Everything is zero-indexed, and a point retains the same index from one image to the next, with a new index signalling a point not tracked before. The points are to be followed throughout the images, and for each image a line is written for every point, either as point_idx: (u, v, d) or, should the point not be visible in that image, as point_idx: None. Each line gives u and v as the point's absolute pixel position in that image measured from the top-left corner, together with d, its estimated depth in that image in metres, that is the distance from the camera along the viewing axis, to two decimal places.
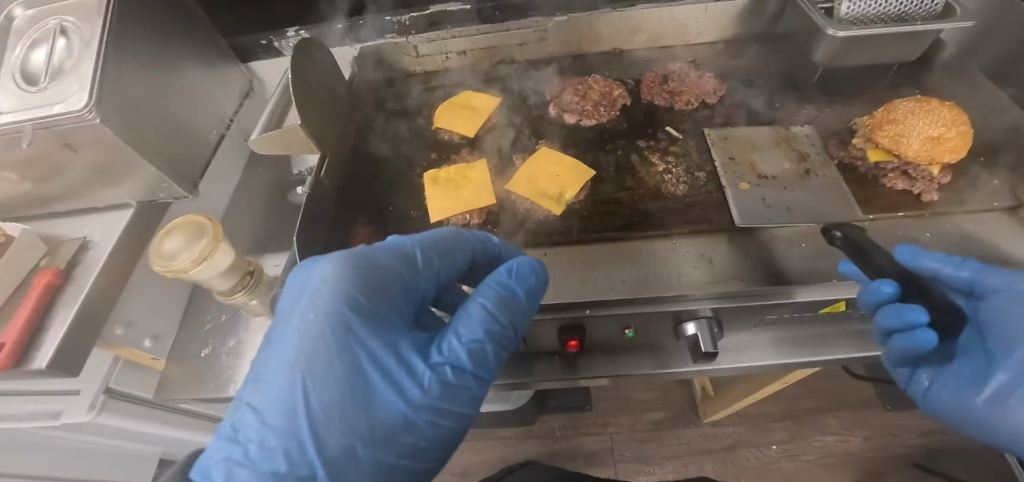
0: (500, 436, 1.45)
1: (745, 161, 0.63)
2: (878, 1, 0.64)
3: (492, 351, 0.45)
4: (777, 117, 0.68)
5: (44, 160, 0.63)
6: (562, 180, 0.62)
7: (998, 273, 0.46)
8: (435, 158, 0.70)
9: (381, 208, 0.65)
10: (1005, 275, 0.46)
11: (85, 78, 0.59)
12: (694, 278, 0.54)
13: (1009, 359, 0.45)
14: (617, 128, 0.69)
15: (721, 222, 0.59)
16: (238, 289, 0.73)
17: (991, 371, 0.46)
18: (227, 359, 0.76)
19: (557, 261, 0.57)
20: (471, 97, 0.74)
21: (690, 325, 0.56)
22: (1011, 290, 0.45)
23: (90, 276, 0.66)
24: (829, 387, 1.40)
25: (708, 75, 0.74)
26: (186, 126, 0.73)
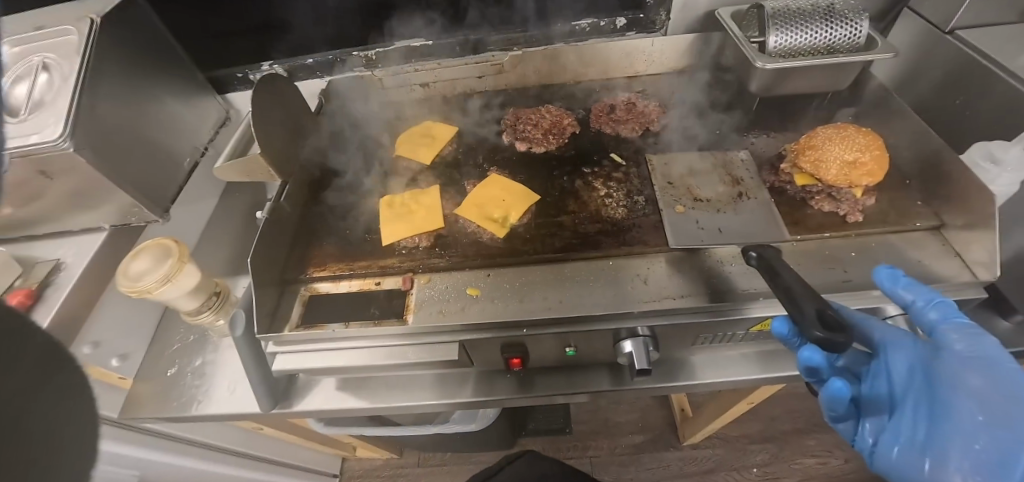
0: (479, 460, 1.45)
1: (682, 185, 0.66)
2: (804, 36, 0.68)
3: None
4: (716, 143, 0.72)
5: (23, 187, 0.66)
6: (507, 204, 0.66)
7: (957, 334, 0.45)
8: (393, 183, 0.74)
9: (338, 232, 0.69)
10: (966, 338, 0.44)
11: (61, 111, 0.63)
12: (627, 297, 0.57)
13: (953, 425, 0.42)
14: (565, 154, 0.73)
15: (656, 243, 0.62)
16: (204, 309, 0.76)
17: (936, 436, 0.43)
18: (192, 378, 0.78)
19: (499, 282, 0.60)
20: (430, 127, 0.79)
21: (626, 343, 0.58)
22: (970, 352, 0.44)
23: (58, 297, 0.69)
24: (808, 408, 1.39)
25: (653, 104, 0.78)
26: (161, 153, 0.78)
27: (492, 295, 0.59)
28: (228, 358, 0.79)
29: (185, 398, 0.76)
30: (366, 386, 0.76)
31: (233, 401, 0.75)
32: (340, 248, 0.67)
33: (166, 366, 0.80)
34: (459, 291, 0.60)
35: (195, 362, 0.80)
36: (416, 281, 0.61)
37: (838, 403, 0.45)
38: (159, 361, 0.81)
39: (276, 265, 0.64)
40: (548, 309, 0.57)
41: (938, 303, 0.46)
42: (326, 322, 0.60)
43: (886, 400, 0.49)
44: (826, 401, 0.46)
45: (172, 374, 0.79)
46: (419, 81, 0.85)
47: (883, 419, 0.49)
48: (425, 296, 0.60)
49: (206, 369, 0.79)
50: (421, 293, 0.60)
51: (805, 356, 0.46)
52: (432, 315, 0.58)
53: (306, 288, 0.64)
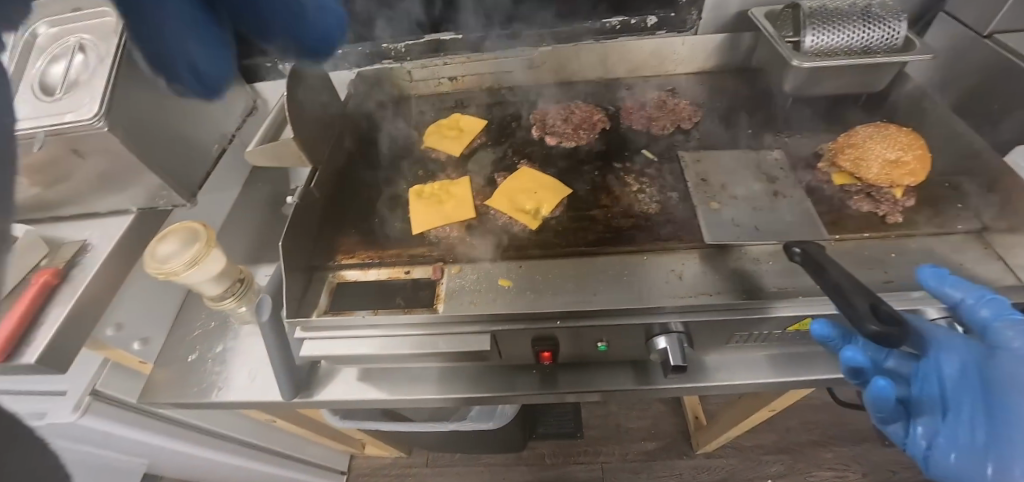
0: (488, 462, 1.43)
1: (716, 182, 0.65)
2: (841, 35, 0.68)
3: None
4: (749, 142, 0.71)
5: (55, 166, 0.67)
6: (539, 196, 0.65)
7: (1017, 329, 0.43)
8: (422, 174, 0.73)
9: (367, 220, 0.68)
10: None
11: (97, 91, 0.64)
12: (662, 292, 0.56)
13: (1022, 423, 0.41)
14: (596, 149, 0.72)
15: (690, 239, 0.61)
16: (227, 295, 0.76)
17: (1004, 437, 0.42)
18: (212, 364, 0.78)
19: (531, 273, 0.59)
20: (459, 119, 0.78)
21: (660, 340, 0.57)
22: None
23: (85, 276, 0.69)
24: (825, 419, 1.36)
25: (684, 102, 0.77)
26: (190, 139, 0.78)
27: (524, 286, 0.58)
28: (249, 346, 0.79)
29: (205, 384, 0.76)
30: (387, 378, 0.74)
31: (253, 389, 0.74)
32: (368, 236, 0.66)
33: (186, 352, 0.80)
34: (490, 281, 0.59)
35: (216, 349, 0.79)
36: (446, 271, 0.61)
37: (885, 403, 0.43)
38: (180, 347, 0.80)
39: (305, 250, 0.63)
40: (582, 302, 0.56)
41: (989, 300, 0.44)
42: (355, 309, 0.59)
43: (940, 401, 0.48)
44: (871, 400, 0.44)
45: (193, 360, 0.78)
46: (448, 74, 0.85)
47: (938, 420, 0.47)
48: (456, 285, 0.59)
49: (227, 356, 0.78)
50: (452, 282, 0.60)
51: (849, 357, 0.45)
52: (463, 304, 0.57)
53: (334, 275, 0.63)
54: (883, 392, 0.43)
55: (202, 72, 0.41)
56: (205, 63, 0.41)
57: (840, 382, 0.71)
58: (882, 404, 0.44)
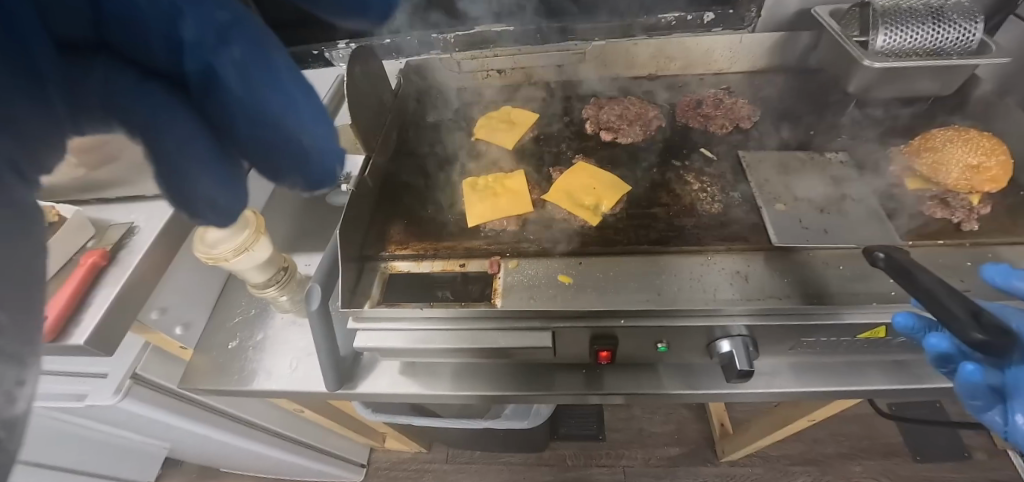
0: (509, 461, 1.42)
1: (780, 183, 0.63)
2: (913, 36, 0.66)
3: (227, 44, 0.31)
4: (811, 144, 0.69)
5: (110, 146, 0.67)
6: (598, 192, 0.64)
7: None
8: (473, 166, 0.72)
9: (419, 211, 0.67)
10: None
11: None
12: (730, 293, 0.54)
13: None
14: (652, 147, 0.71)
15: (756, 240, 0.59)
16: (272, 284, 0.75)
17: None
18: (253, 352, 0.77)
19: (592, 269, 0.58)
20: (509, 113, 0.77)
21: (724, 343, 0.55)
22: None
23: (133, 259, 0.68)
24: (855, 432, 1.32)
25: (741, 101, 0.75)
26: None
27: (586, 283, 0.57)
28: (290, 335, 0.78)
29: (246, 371, 0.75)
30: (429, 373, 0.73)
31: (295, 379, 0.73)
32: (421, 227, 0.65)
33: (226, 339, 0.79)
34: (550, 277, 0.58)
35: (257, 336, 0.79)
36: (504, 264, 0.59)
37: (979, 389, 0.43)
38: (220, 334, 0.80)
39: (359, 238, 0.62)
40: (647, 300, 0.54)
41: None
42: (410, 301, 0.58)
43: None
44: (964, 388, 0.44)
45: (233, 347, 0.78)
46: (497, 66, 0.83)
47: None
48: (514, 280, 0.58)
49: (268, 344, 0.77)
50: (510, 276, 0.58)
51: (935, 344, 0.45)
52: (523, 299, 0.56)
53: (386, 266, 0.62)
54: (974, 378, 0.42)
55: (223, 207, 0.34)
56: (224, 195, 0.34)
57: (900, 394, 0.68)
58: (976, 391, 0.43)
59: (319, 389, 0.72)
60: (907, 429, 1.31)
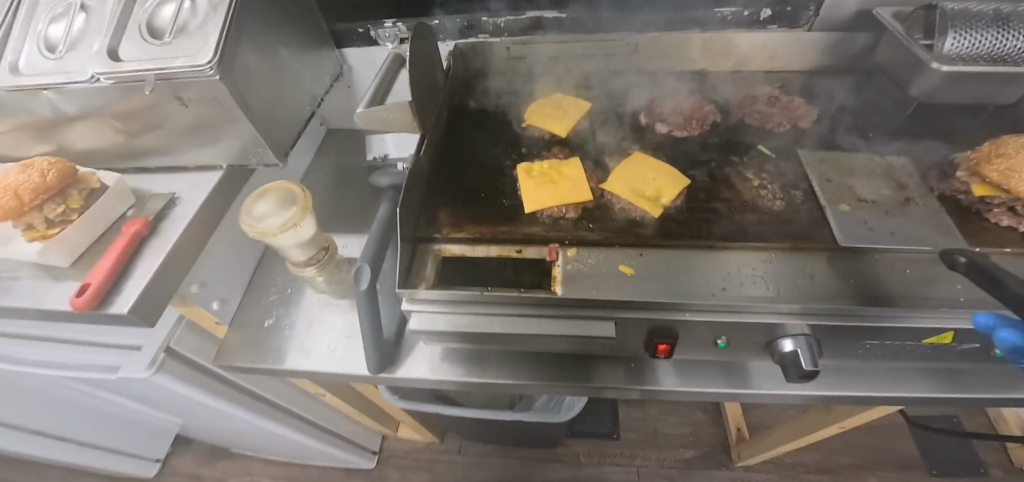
0: (522, 455, 1.41)
1: (842, 184, 0.62)
2: (983, 41, 0.64)
3: None
4: (871, 147, 0.68)
5: (151, 112, 0.68)
6: (659, 183, 0.62)
7: None
8: (525, 152, 0.70)
9: (472, 195, 0.65)
10: None
11: (209, 38, 0.62)
12: (797, 292, 0.53)
13: None
14: (709, 141, 0.69)
15: (821, 239, 0.57)
16: (312, 263, 0.73)
17: None
18: (290, 331, 0.76)
19: (654, 261, 0.57)
20: (560, 100, 0.75)
21: (786, 342, 0.55)
22: None
23: (178, 230, 0.67)
24: (871, 443, 1.30)
25: (798, 100, 0.74)
26: (287, 99, 0.76)
27: (649, 275, 0.55)
28: (327, 316, 0.77)
29: (282, 351, 0.73)
30: (469, 360, 0.72)
31: (334, 359, 0.72)
32: (476, 211, 0.63)
33: (261, 317, 0.78)
34: (611, 267, 0.57)
35: (293, 315, 0.77)
36: (563, 252, 0.58)
37: None
38: (255, 312, 0.78)
39: (414, 219, 0.61)
40: (711, 295, 0.53)
41: None
42: (467, 285, 0.56)
43: None
44: None
45: (268, 325, 0.76)
46: (546, 53, 0.82)
47: None
48: (574, 268, 0.57)
49: (304, 324, 0.76)
50: (569, 265, 0.57)
51: (1004, 338, 0.43)
52: (584, 288, 0.55)
53: (439, 248, 0.60)
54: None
55: None
56: None
57: (950, 404, 0.67)
58: None
59: (358, 371, 0.71)
60: (925, 443, 1.29)
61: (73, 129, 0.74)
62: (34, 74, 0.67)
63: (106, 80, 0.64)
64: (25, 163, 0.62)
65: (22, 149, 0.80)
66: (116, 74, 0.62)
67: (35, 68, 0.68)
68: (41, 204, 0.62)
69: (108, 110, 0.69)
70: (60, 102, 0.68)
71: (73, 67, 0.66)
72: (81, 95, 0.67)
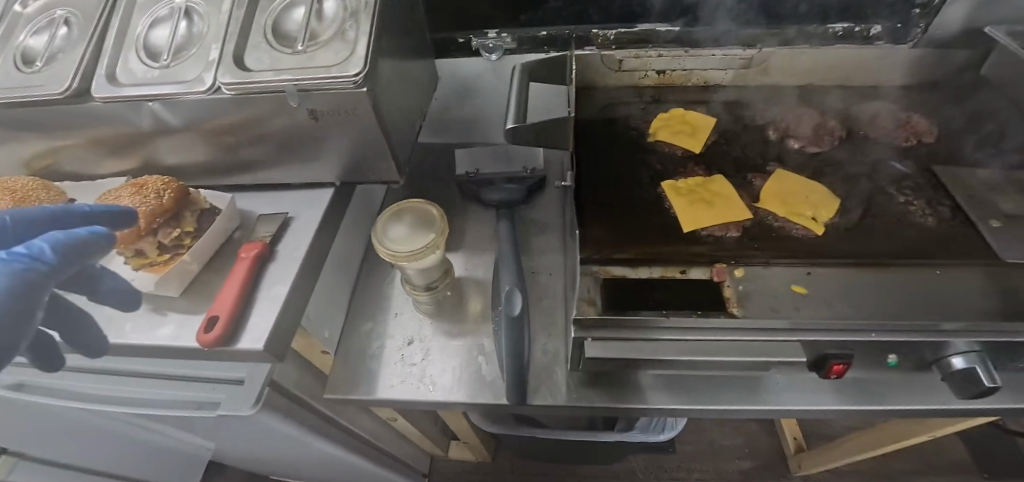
0: (578, 471, 1.37)
1: (984, 200, 0.63)
2: None
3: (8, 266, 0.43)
4: (996, 161, 0.68)
5: (267, 124, 0.62)
6: (813, 201, 0.61)
7: None
8: (662, 169, 0.68)
9: (618, 214, 0.63)
10: None
11: (352, 46, 0.56)
12: (979, 311, 0.52)
13: None
14: (841, 157, 0.69)
15: (983, 255, 0.57)
16: (430, 287, 0.69)
17: None
18: (403, 358, 0.71)
19: (826, 279, 0.55)
20: (683, 113, 0.73)
21: (956, 360, 0.55)
22: None
23: (298, 254, 0.62)
24: (921, 449, 1.31)
25: (915, 115, 0.75)
26: (404, 110, 0.71)
27: (827, 295, 0.54)
28: (440, 341, 0.72)
29: (397, 380, 0.69)
30: (609, 386, 0.67)
31: (459, 388, 0.67)
32: (627, 230, 0.61)
33: (369, 344, 0.73)
34: (783, 287, 0.55)
35: (408, 346, 0.72)
36: (731, 273, 0.56)
37: None
38: (358, 339, 0.73)
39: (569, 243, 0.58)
40: (898, 316, 0.51)
41: None
42: (640, 310, 0.54)
43: None
44: None
45: (378, 352, 0.72)
46: (656, 67, 0.81)
47: None
48: (747, 290, 0.55)
49: (417, 351, 0.71)
50: (741, 286, 0.56)
51: None
52: (764, 310, 0.54)
53: (598, 269, 0.57)
54: None
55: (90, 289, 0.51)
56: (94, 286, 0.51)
57: None
58: None
59: (489, 399, 0.66)
60: (972, 446, 1.31)
61: (168, 143, 0.67)
62: (137, 84, 0.61)
63: (226, 91, 0.57)
64: (137, 182, 0.56)
65: (95, 165, 0.73)
66: (242, 84, 0.56)
67: (135, 76, 0.61)
68: (158, 229, 0.56)
69: (216, 124, 0.63)
70: (165, 115, 0.62)
71: (185, 77, 0.60)
72: (192, 107, 0.60)
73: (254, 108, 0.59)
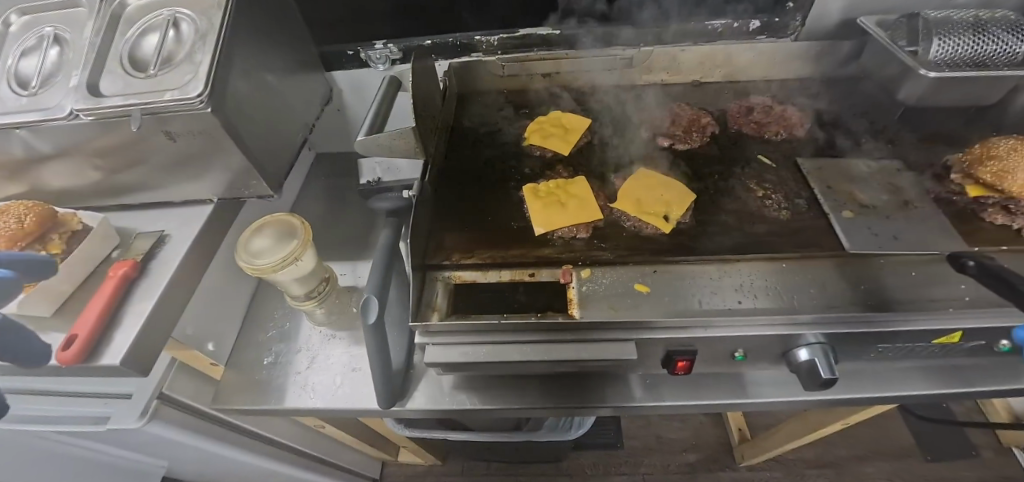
0: (528, 472, 1.38)
1: (842, 190, 0.63)
2: (965, 45, 0.66)
3: None
4: (862, 151, 0.69)
5: (131, 147, 0.64)
6: (666, 199, 0.62)
7: None
8: (530, 172, 0.70)
9: (478, 220, 0.64)
10: None
11: (198, 69, 0.59)
12: (813, 302, 0.53)
13: None
14: (708, 154, 0.70)
15: (831, 246, 0.58)
16: (310, 297, 0.71)
17: None
18: (291, 368, 0.72)
19: (669, 276, 0.56)
20: (558, 116, 0.75)
21: (802, 352, 0.54)
22: None
23: (169, 271, 0.64)
24: (866, 435, 1.31)
25: (790, 108, 0.76)
26: (280, 126, 0.73)
27: (667, 292, 0.55)
28: (328, 350, 0.73)
29: (281, 390, 0.70)
30: (488, 388, 0.68)
31: (339, 396, 0.68)
32: (482, 235, 0.62)
33: (261, 355, 0.74)
34: (626, 286, 0.56)
35: (298, 355, 0.73)
36: (576, 274, 0.57)
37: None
38: (250, 351, 0.75)
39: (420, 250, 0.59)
40: (730, 311, 0.52)
41: None
42: (483, 312, 0.55)
43: None
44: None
45: (267, 363, 0.73)
46: (541, 70, 0.83)
47: None
48: (591, 289, 0.56)
49: (306, 361, 0.73)
50: (584, 286, 0.56)
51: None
52: (602, 310, 0.54)
53: (449, 275, 0.59)
54: None
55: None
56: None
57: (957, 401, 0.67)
58: None
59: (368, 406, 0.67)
60: (918, 430, 1.31)
61: (47, 169, 0.68)
62: (5, 111, 0.63)
63: (83, 116, 0.59)
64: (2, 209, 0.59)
65: None
66: (97, 109, 0.58)
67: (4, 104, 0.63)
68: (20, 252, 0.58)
69: (86, 148, 0.65)
70: (34, 141, 0.63)
71: (48, 104, 0.62)
72: (56, 133, 0.62)
73: (114, 131, 0.61)
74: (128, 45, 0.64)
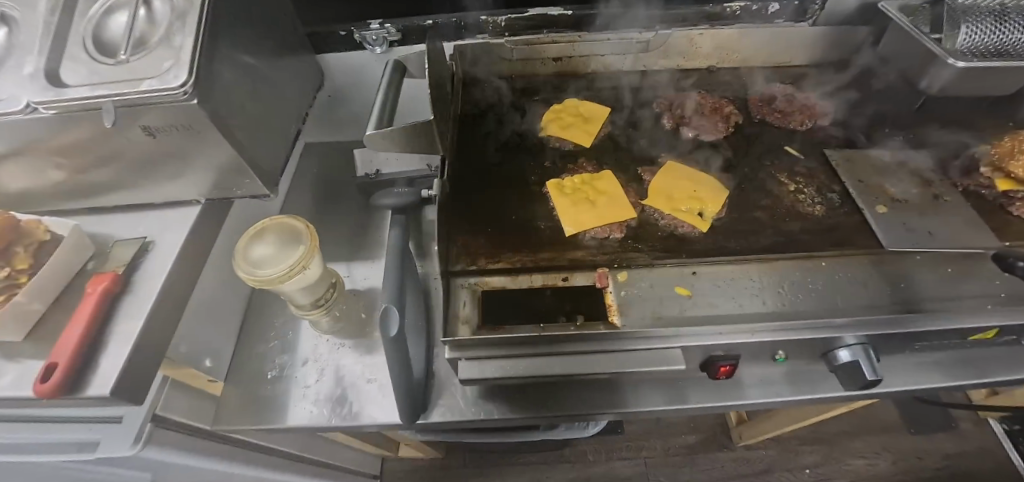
0: (530, 461, 1.37)
1: (873, 183, 0.62)
2: (992, 32, 0.65)
3: None
4: (887, 141, 0.68)
5: (103, 145, 0.56)
6: (698, 195, 0.60)
7: None
8: (551, 166, 0.65)
9: (502, 220, 0.60)
10: None
11: (179, 53, 0.51)
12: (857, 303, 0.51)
13: None
14: (734, 145, 0.67)
15: (867, 243, 0.57)
16: (317, 305, 0.65)
17: None
18: (297, 382, 0.67)
19: (709, 277, 0.54)
20: (575, 105, 0.70)
21: (842, 354, 0.53)
22: None
23: (156, 283, 0.57)
24: (855, 410, 1.35)
25: (812, 96, 0.74)
26: (271, 117, 0.66)
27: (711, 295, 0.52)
28: (336, 361, 0.68)
29: (291, 405, 0.65)
30: (511, 397, 0.64)
31: (354, 410, 0.64)
32: (507, 237, 0.58)
33: (262, 369, 0.68)
34: (666, 289, 0.53)
35: (304, 366, 0.68)
36: (614, 277, 0.54)
37: None
38: (251, 364, 0.69)
39: (445, 255, 0.54)
40: (781, 314, 0.49)
41: None
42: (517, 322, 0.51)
43: None
44: None
45: (272, 377, 0.68)
46: (552, 54, 0.78)
47: None
48: (630, 294, 0.53)
49: (314, 372, 0.68)
50: (624, 290, 0.53)
51: None
52: (645, 317, 0.51)
53: (476, 282, 0.54)
54: None
55: None
56: None
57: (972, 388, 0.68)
58: None
59: (388, 420, 0.63)
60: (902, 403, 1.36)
61: (2, 171, 0.59)
62: None
63: (42, 111, 0.51)
64: None
65: None
66: (60, 103, 0.50)
67: None
68: None
69: (46, 146, 0.56)
70: None
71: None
72: (8, 131, 0.53)
73: (81, 127, 0.53)
74: (89, 28, 0.56)
